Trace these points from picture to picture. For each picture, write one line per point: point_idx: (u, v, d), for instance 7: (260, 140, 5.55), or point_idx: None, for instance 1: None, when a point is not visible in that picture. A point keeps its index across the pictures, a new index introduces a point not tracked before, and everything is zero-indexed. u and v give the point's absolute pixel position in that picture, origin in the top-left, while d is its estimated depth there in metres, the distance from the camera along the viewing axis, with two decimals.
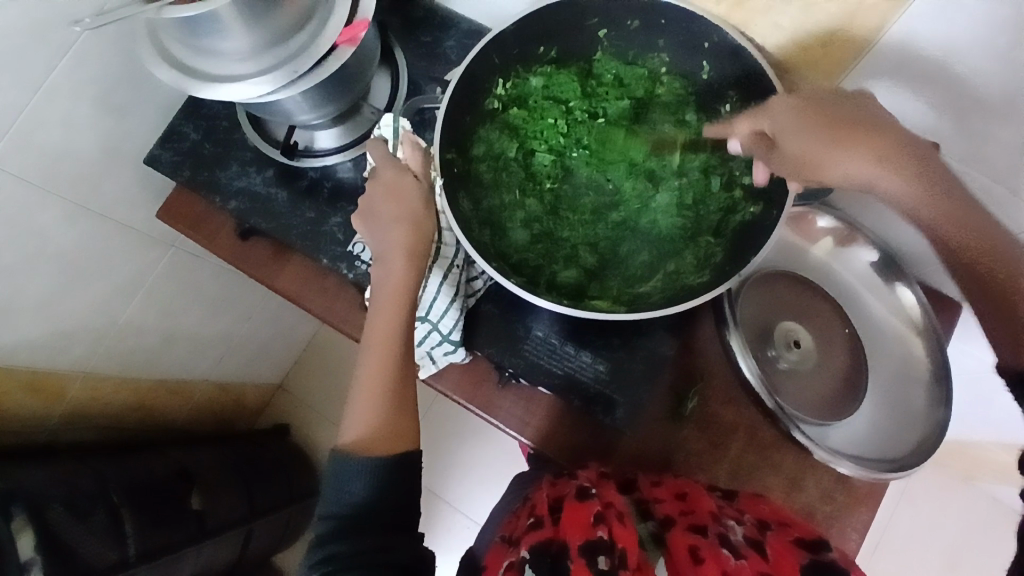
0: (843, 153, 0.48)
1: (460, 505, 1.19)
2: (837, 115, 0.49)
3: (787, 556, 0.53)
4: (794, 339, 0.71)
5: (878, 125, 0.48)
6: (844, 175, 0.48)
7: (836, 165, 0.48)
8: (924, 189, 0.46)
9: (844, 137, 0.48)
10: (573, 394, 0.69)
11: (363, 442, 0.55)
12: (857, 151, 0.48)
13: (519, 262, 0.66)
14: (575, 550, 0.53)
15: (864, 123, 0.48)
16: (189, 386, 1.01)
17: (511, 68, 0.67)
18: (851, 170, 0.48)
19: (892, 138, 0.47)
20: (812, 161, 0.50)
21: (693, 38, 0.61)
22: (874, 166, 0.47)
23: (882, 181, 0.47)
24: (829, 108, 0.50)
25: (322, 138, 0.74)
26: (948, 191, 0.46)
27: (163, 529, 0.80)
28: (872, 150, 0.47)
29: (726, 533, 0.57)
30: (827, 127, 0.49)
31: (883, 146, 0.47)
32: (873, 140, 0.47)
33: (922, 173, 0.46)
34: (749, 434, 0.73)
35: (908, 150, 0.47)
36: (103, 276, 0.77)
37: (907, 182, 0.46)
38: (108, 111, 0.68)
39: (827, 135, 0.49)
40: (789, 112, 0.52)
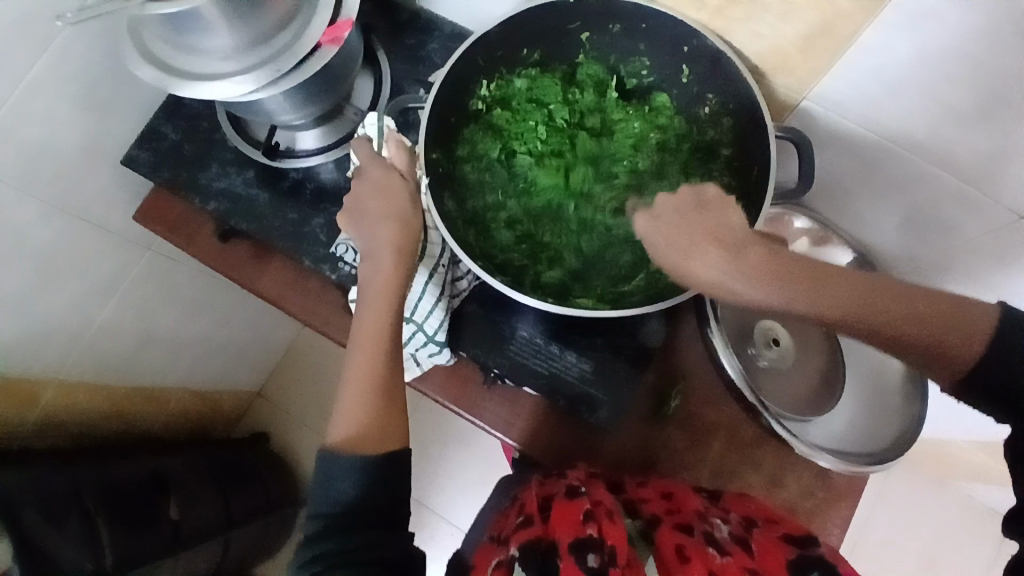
0: (701, 255, 0.48)
1: (443, 511, 1.18)
2: (698, 223, 0.50)
3: (774, 553, 0.53)
4: (773, 338, 0.73)
5: (722, 232, 0.49)
6: (712, 278, 0.48)
7: (708, 272, 0.48)
8: (762, 274, 0.46)
9: (700, 248, 0.48)
10: (558, 394, 0.69)
11: (352, 440, 0.55)
12: (715, 257, 0.48)
13: (503, 262, 0.66)
14: (563, 548, 0.53)
15: (712, 228, 0.49)
16: (165, 394, 0.99)
17: (495, 70, 0.67)
18: (710, 278, 0.48)
19: (743, 241, 0.48)
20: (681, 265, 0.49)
21: (674, 44, 0.63)
22: (729, 263, 0.47)
23: (731, 279, 0.47)
24: (675, 222, 0.51)
25: (304, 139, 0.74)
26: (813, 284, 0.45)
27: (136, 538, 0.77)
28: (726, 248, 0.48)
29: (711, 531, 0.57)
30: (680, 228, 0.50)
31: (743, 250, 0.48)
32: (721, 242, 0.48)
33: (777, 263, 0.47)
34: (731, 433, 0.74)
35: (755, 252, 0.47)
36: (78, 278, 0.75)
37: (750, 274, 0.46)
38: (86, 109, 0.67)
39: (689, 244, 0.49)
40: (644, 226, 0.52)
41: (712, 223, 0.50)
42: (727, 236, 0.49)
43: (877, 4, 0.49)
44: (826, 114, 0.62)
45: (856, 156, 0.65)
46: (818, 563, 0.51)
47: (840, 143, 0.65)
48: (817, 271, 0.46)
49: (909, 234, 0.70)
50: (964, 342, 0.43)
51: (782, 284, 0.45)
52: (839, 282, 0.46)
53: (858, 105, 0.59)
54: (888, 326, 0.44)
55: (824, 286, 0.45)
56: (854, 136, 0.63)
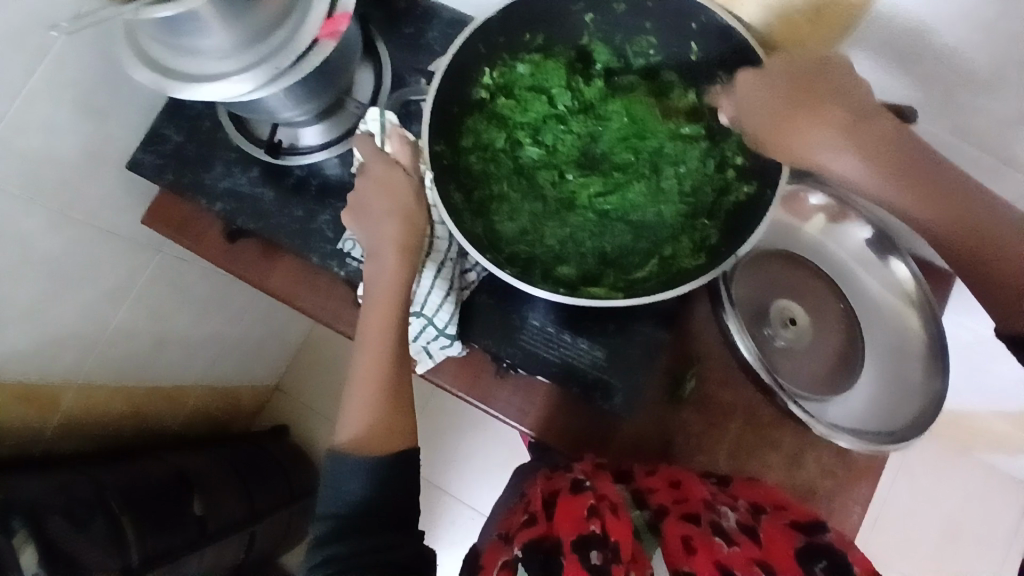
0: (807, 125, 0.49)
1: (462, 497, 1.19)
2: (814, 85, 0.50)
3: (779, 540, 0.55)
4: (790, 317, 0.72)
5: (842, 95, 0.49)
6: (810, 151, 0.49)
7: (807, 148, 0.49)
8: (887, 164, 0.47)
9: (814, 106, 0.49)
10: (571, 381, 0.69)
11: (361, 441, 0.55)
12: (828, 122, 0.48)
13: (512, 254, 0.65)
14: (567, 545, 0.53)
15: (834, 98, 0.49)
16: (184, 392, 1.01)
17: (497, 57, 0.66)
18: (811, 147, 0.49)
19: (854, 115, 0.48)
20: (775, 133, 0.51)
21: (680, 20, 0.61)
22: (839, 135, 0.48)
23: (826, 153, 0.48)
24: (781, 87, 0.51)
25: (306, 135, 0.72)
26: (909, 165, 0.47)
27: (163, 535, 0.80)
28: (841, 120, 0.48)
29: (717, 521, 0.58)
30: (784, 95, 0.51)
31: (862, 120, 0.48)
32: (831, 115, 0.48)
33: (887, 143, 0.47)
34: (748, 414, 0.73)
35: (868, 121, 0.48)
36: (90, 283, 0.76)
37: (863, 151, 0.47)
38: (88, 114, 0.67)
39: (794, 102, 0.50)
40: (748, 83, 0.54)
41: (825, 84, 0.49)
42: (846, 108, 0.48)
43: None
44: None
45: None
46: (825, 549, 0.52)
47: None
48: (896, 143, 0.47)
49: None
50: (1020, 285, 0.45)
51: (883, 171, 0.47)
52: (944, 192, 0.46)
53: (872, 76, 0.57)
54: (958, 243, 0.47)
55: (921, 183, 0.47)
56: None
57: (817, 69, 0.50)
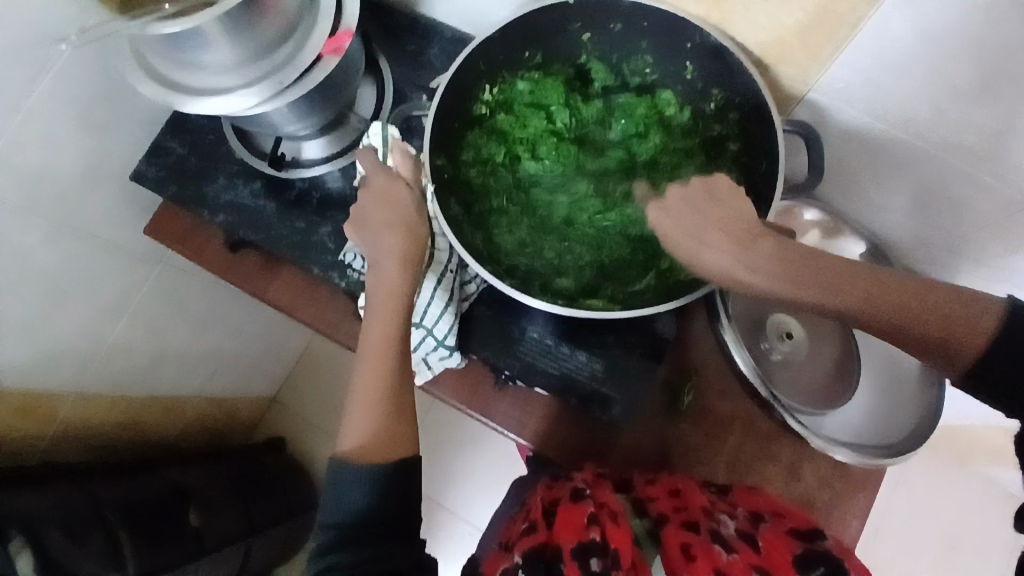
0: (710, 239, 0.49)
1: (460, 511, 1.19)
2: (725, 216, 0.49)
3: (779, 546, 0.55)
4: (786, 331, 0.73)
5: (731, 219, 0.49)
6: (719, 270, 0.48)
7: (721, 262, 0.48)
8: (791, 267, 0.46)
9: (718, 216, 0.50)
10: (569, 393, 0.69)
11: (363, 451, 0.54)
12: (728, 246, 0.48)
13: (511, 267, 0.66)
14: (567, 553, 0.54)
15: (724, 216, 0.49)
16: (181, 405, 1.01)
17: (498, 74, 0.67)
18: (730, 264, 0.48)
19: (744, 224, 0.49)
20: (692, 254, 0.50)
21: (675, 39, 0.63)
22: (737, 249, 0.48)
23: (718, 259, 0.48)
24: (687, 203, 0.52)
25: (309, 148, 0.74)
26: (803, 266, 0.46)
27: (160, 550, 0.79)
28: (733, 237, 0.48)
29: (717, 529, 0.58)
30: (684, 212, 0.51)
31: (751, 240, 0.48)
32: (731, 235, 0.48)
33: (780, 251, 0.47)
34: (744, 426, 0.74)
35: (755, 240, 0.48)
36: (92, 293, 0.77)
37: (763, 267, 0.46)
38: (92, 127, 0.68)
39: (708, 226, 0.49)
40: (654, 219, 0.53)
41: (720, 211, 0.50)
42: (739, 221, 0.49)
43: None
44: (831, 104, 0.62)
45: (863, 144, 0.64)
46: (824, 555, 0.52)
47: (847, 130, 0.64)
48: (800, 253, 0.46)
49: (915, 218, 0.70)
50: (960, 337, 0.42)
51: (788, 278, 0.45)
52: (836, 274, 0.45)
53: (863, 95, 0.58)
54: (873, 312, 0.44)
55: (809, 272, 0.45)
56: (861, 124, 0.62)
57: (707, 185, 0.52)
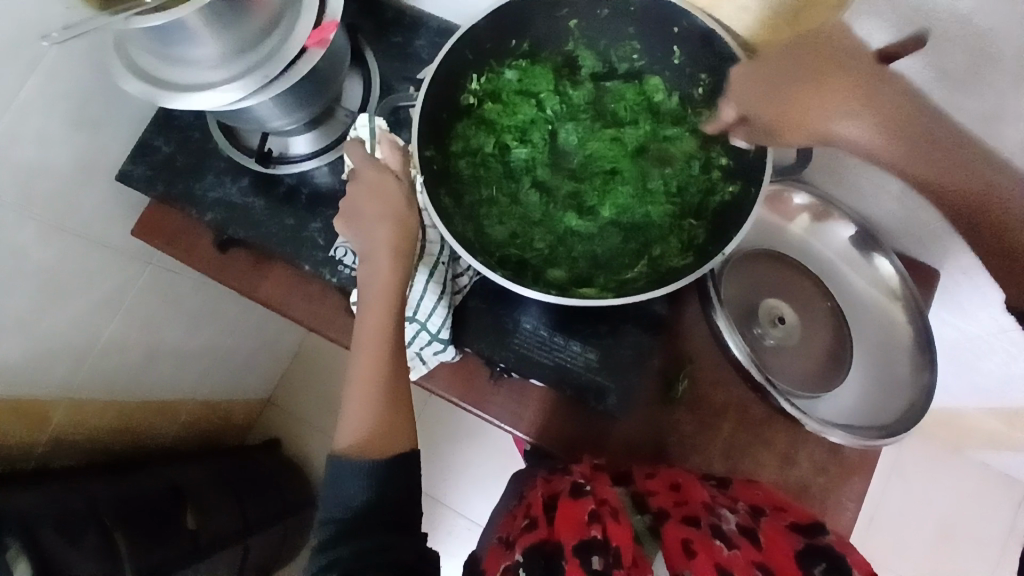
0: (820, 93, 0.51)
1: (457, 507, 1.19)
2: (828, 56, 0.52)
3: (780, 542, 0.55)
4: (778, 315, 0.73)
5: (848, 59, 0.51)
6: (819, 121, 0.51)
7: (822, 113, 0.51)
8: (887, 124, 0.48)
9: (827, 73, 0.51)
10: (565, 384, 0.69)
11: (359, 444, 0.54)
12: (835, 94, 0.50)
13: (503, 257, 0.66)
14: (567, 549, 0.53)
15: (837, 68, 0.51)
16: (175, 405, 1.00)
17: (485, 63, 0.67)
18: (831, 111, 0.51)
19: (856, 74, 0.50)
20: (797, 102, 0.52)
21: (662, 25, 0.62)
22: (848, 103, 0.50)
23: (843, 119, 0.50)
24: (781, 60, 0.55)
25: (297, 143, 0.73)
26: (911, 133, 0.48)
27: (158, 549, 0.79)
28: (853, 85, 0.50)
29: (718, 523, 0.58)
30: (778, 75, 0.55)
31: (865, 85, 0.50)
32: (845, 78, 0.50)
33: (893, 103, 0.49)
34: (740, 413, 0.73)
35: (878, 88, 0.49)
36: (81, 296, 0.76)
37: (868, 116, 0.49)
38: (79, 126, 0.68)
39: (810, 85, 0.52)
40: (746, 72, 0.58)
41: (823, 52, 0.52)
42: (851, 72, 0.50)
43: None
44: None
45: None
46: (826, 551, 0.52)
47: None
48: (898, 101, 0.49)
49: (907, 202, 0.70)
50: None
51: (886, 134, 0.48)
52: (930, 144, 0.47)
53: None
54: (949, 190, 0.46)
55: (926, 144, 0.47)
56: None
57: (816, 38, 0.52)
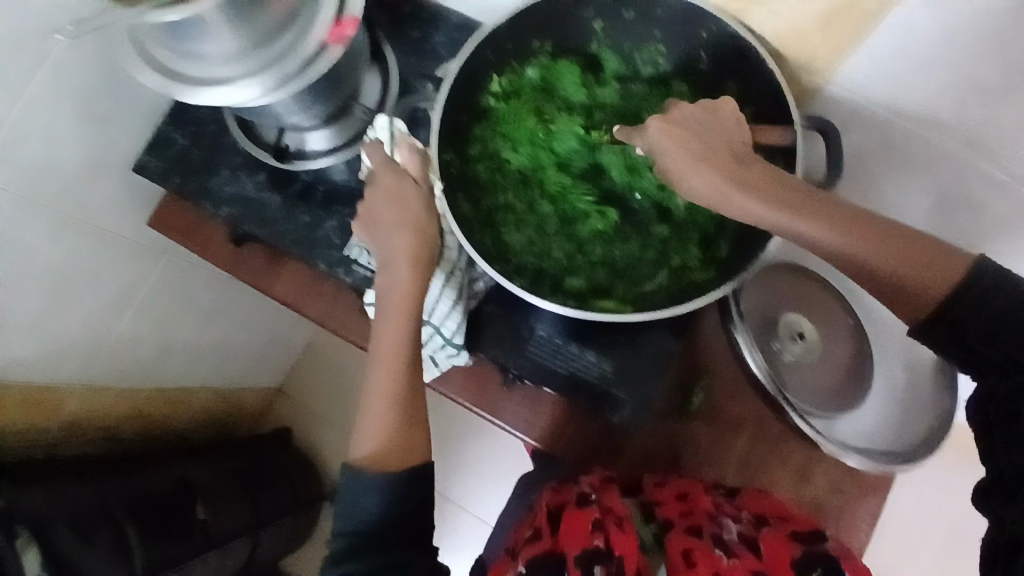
0: (700, 168, 0.49)
1: (466, 504, 1.19)
2: (713, 138, 0.51)
3: (781, 551, 0.54)
4: (798, 331, 0.72)
5: (724, 142, 0.51)
6: (710, 194, 0.49)
7: (712, 184, 0.48)
8: (779, 197, 0.46)
9: (706, 152, 0.50)
10: (577, 392, 0.68)
11: (373, 454, 0.53)
12: (717, 166, 0.49)
13: (520, 265, 0.65)
14: (573, 563, 0.53)
15: (712, 147, 0.50)
16: (187, 394, 1.00)
17: (506, 63, 0.66)
18: (711, 190, 0.49)
19: (736, 160, 0.49)
20: (677, 176, 0.50)
21: (691, 29, 0.61)
22: (732, 175, 0.48)
23: (741, 194, 0.47)
24: (690, 129, 0.52)
25: (313, 139, 0.70)
26: (812, 203, 0.46)
27: (166, 546, 0.79)
28: (724, 165, 0.49)
29: (719, 533, 0.57)
30: (677, 140, 0.51)
31: (743, 165, 0.49)
32: (721, 159, 0.49)
33: (781, 183, 0.47)
34: (755, 428, 0.72)
35: (754, 165, 0.49)
36: (95, 289, 0.75)
37: (750, 188, 0.47)
38: (91, 119, 0.67)
39: (699, 159, 0.49)
40: (661, 130, 0.52)
41: (719, 133, 0.51)
42: (729, 154, 0.50)
43: None
44: (851, 99, 0.59)
45: (883, 142, 0.62)
46: (825, 560, 0.52)
47: (866, 126, 0.62)
48: (783, 180, 0.48)
49: None
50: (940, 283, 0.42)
51: (777, 203, 0.46)
52: (818, 205, 0.46)
53: (888, 86, 0.56)
54: (853, 247, 0.44)
55: (820, 210, 0.45)
56: (883, 122, 0.60)
57: (697, 120, 0.52)
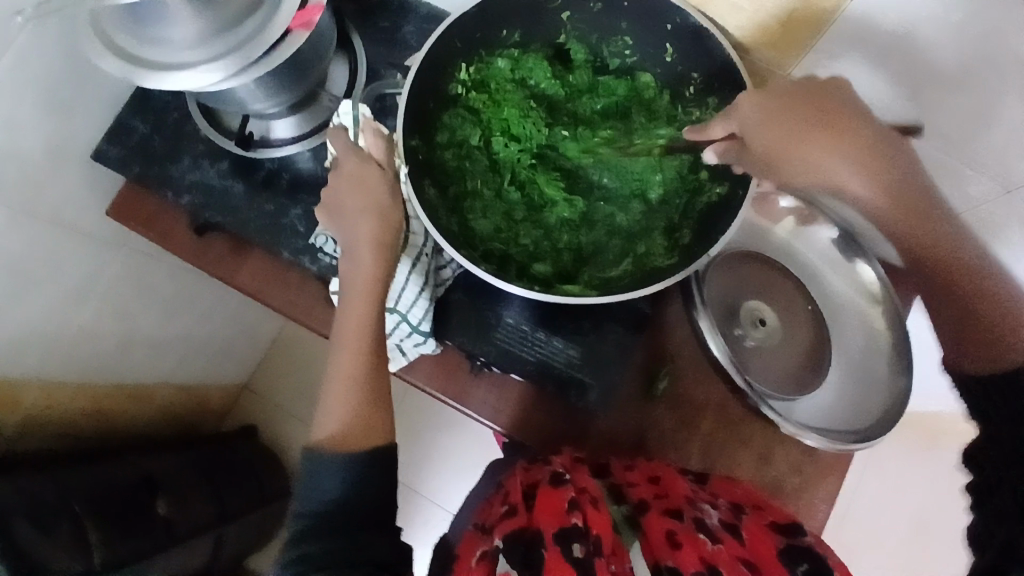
0: (814, 144, 0.51)
1: (435, 497, 1.19)
2: (824, 108, 0.51)
3: (763, 539, 0.55)
4: (759, 317, 0.74)
5: (847, 114, 0.51)
6: (818, 166, 0.51)
7: (821, 160, 0.51)
8: (882, 187, 0.50)
9: (826, 129, 0.51)
10: (546, 378, 0.69)
11: (336, 437, 0.53)
12: (829, 144, 0.51)
13: (487, 251, 0.65)
14: (549, 538, 0.52)
15: (837, 120, 0.51)
16: (149, 390, 0.98)
17: (475, 52, 0.65)
18: (818, 162, 0.51)
19: (861, 133, 0.50)
20: (782, 149, 0.52)
21: (657, 20, 0.61)
22: (852, 159, 0.50)
23: (847, 174, 0.51)
24: (792, 108, 0.52)
25: (278, 127, 0.71)
26: (911, 193, 0.51)
27: (129, 540, 0.77)
28: (847, 143, 0.50)
29: (701, 518, 0.57)
30: (787, 119, 0.52)
31: (866, 142, 0.50)
32: (842, 136, 0.50)
33: (885, 166, 0.50)
34: (718, 411, 0.74)
35: (874, 142, 0.50)
36: (54, 281, 0.73)
37: (865, 174, 0.50)
38: (54, 106, 0.65)
39: (814, 129, 0.51)
40: (751, 103, 0.54)
41: (832, 104, 0.51)
42: (847, 129, 0.50)
43: None
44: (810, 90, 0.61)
45: None
46: (805, 548, 0.53)
47: None
48: (894, 159, 0.51)
49: None
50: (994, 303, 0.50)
51: (883, 197, 0.51)
52: (916, 203, 0.51)
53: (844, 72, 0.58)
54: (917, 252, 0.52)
55: (912, 210, 0.51)
56: None
57: (804, 91, 0.52)
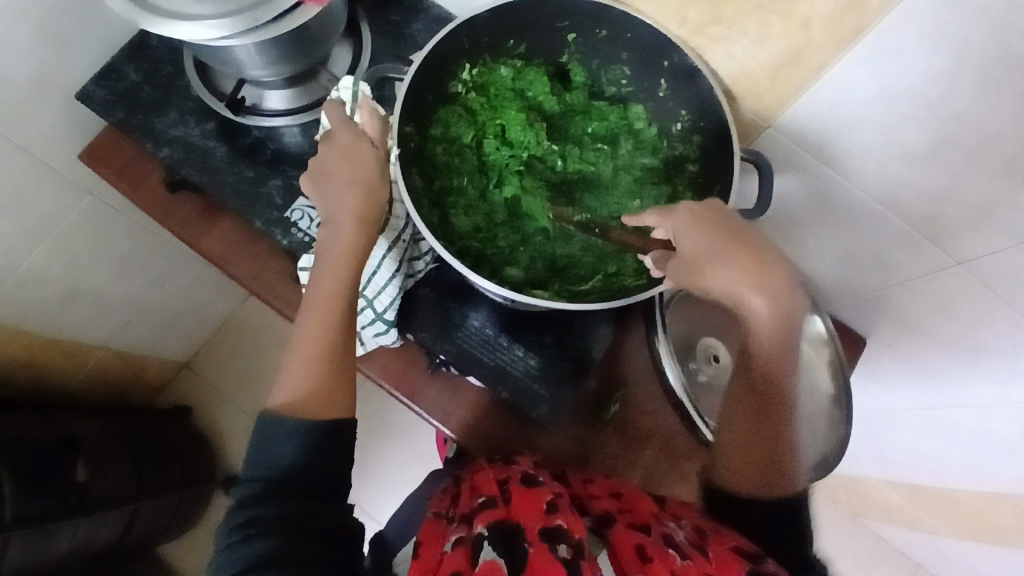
0: (727, 265, 0.55)
1: (365, 505, 1.17)
2: (748, 242, 0.56)
3: (730, 562, 0.51)
4: (713, 355, 0.76)
5: (760, 248, 0.56)
6: (727, 288, 0.56)
7: (729, 280, 0.55)
8: (771, 326, 0.55)
9: (743, 254, 0.55)
10: (502, 385, 0.69)
11: (292, 402, 0.52)
12: (742, 270, 0.55)
13: (462, 248, 0.67)
14: (534, 534, 0.51)
15: (755, 252, 0.56)
16: (85, 350, 0.94)
17: (480, 56, 0.67)
18: (729, 284, 0.55)
19: (768, 269, 0.55)
20: (704, 260, 0.56)
21: (654, 57, 0.64)
22: (756, 287, 0.55)
23: (752, 299, 0.55)
24: (725, 229, 0.57)
25: (271, 98, 0.70)
26: (788, 338, 0.56)
27: (37, 501, 0.74)
28: (757, 275, 0.55)
29: (670, 534, 0.56)
30: (718, 235, 0.56)
31: (772, 279, 0.55)
32: (757, 264, 0.55)
33: (781, 307, 0.55)
34: (664, 442, 0.75)
35: (776, 280, 0.55)
36: (10, 214, 0.71)
37: (764, 303, 0.55)
38: (46, 37, 0.64)
39: (733, 254, 0.55)
40: (690, 216, 0.58)
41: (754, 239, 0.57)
42: (761, 262, 0.55)
43: (849, 38, 0.51)
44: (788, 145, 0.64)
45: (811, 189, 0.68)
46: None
47: (795, 172, 0.67)
48: (786, 298, 0.55)
49: (848, 267, 0.75)
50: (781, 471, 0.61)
51: (769, 334, 0.56)
52: (782, 355, 0.57)
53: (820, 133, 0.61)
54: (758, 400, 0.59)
55: (776, 359, 0.57)
56: (813, 169, 0.65)
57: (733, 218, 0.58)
